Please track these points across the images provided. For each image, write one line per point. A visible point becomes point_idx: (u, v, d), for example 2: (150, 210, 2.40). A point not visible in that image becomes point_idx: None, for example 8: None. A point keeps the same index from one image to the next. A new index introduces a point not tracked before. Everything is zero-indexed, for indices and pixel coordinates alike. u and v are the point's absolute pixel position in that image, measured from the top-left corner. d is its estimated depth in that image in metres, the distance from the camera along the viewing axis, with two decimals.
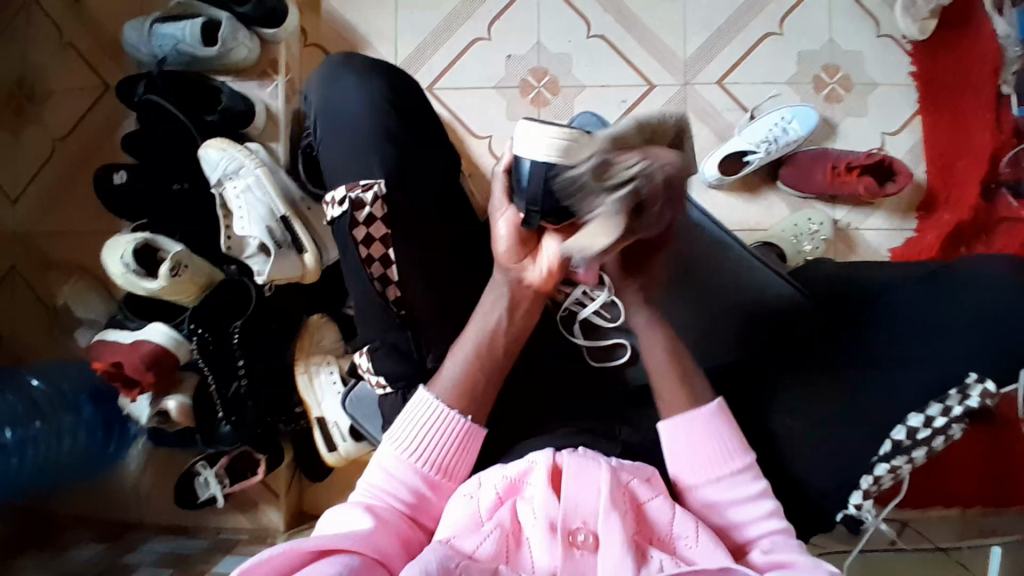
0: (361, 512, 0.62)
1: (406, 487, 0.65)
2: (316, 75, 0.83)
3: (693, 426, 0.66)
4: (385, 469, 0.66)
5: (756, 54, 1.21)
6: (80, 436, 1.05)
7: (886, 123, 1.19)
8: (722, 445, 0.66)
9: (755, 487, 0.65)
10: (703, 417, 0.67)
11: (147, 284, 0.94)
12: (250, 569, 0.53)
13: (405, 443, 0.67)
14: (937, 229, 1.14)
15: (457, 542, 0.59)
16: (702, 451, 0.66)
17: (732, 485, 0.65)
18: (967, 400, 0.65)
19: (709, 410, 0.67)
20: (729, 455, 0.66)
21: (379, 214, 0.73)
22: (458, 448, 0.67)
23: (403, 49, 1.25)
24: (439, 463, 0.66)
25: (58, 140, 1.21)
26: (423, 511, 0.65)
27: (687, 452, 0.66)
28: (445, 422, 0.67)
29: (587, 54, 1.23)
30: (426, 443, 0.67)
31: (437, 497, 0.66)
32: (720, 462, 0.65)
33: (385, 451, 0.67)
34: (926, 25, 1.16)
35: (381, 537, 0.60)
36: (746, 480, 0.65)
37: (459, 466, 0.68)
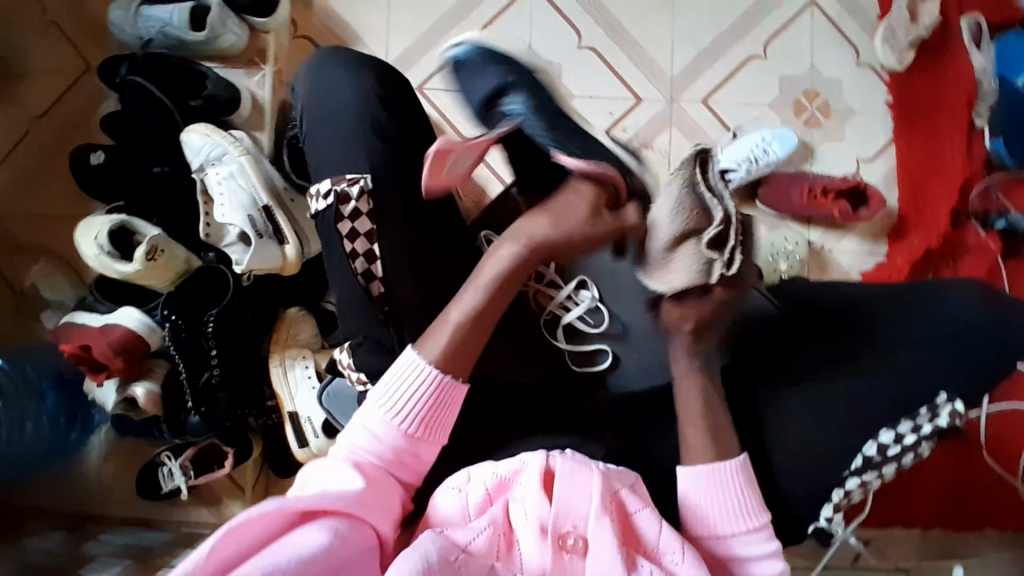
0: (347, 475, 0.62)
1: (389, 446, 0.66)
2: (304, 67, 0.82)
3: (714, 482, 0.66)
4: (368, 430, 0.66)
5: (741, 76, 1.25)
6: (42, 421, 1.02)
7: (861, 148, 1.24)
8: (739, 500, 0.66)
9: (768, 544, 0.66)
10: (725, 471, 0.66)
11: (121, 267, 0.93)
12: (239, 528, 0.52)
13: (387, 403, 0.66)
14: (906, 254, 1.17)
15: (450, 534, 0.60)
16: (717, 504, 0.66)
17: (747, 541, 0.66)
18: (936, 418, 0.69)
19: (732, 465, 0.67)
20: (750, 510, 0.66)
21: (365, 209, 0.73)
22: (443, 410, 0.67)
23: (394, 48, 1.26)
24: (420, 426, 0.66)
25: (34, 119, 1.18)
26: (405, 469, 0.67)
27: (705, 502, 0.66)
28: (432, 385, 0.66)
29: (577, 65, 1.25)
30: (408, 404, 0.66)
31: (419, 456, 0.67)
32: (740, 517, 0.66)
33: (369, 410, 0.67)
34: (904, 57, 1.21)
35: (368, 496, 0.61)
36: (761, 537, 0.66)
37: (442, 426, 0.68)
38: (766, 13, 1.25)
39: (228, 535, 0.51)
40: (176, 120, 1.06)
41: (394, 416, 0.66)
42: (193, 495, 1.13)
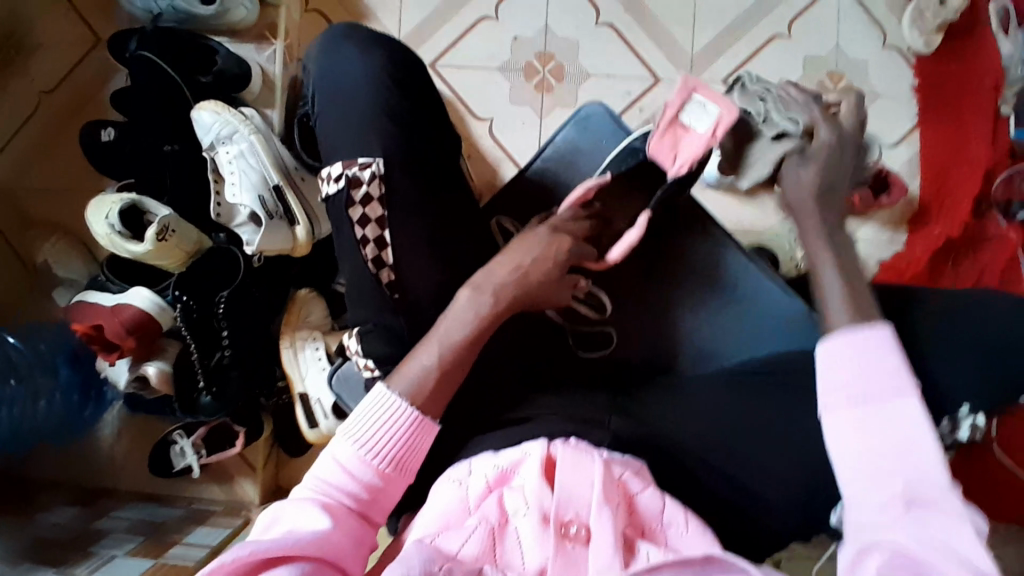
0: (311, 512, 0.61)
1: (359, 481, 0.64)
2: (316, 44, 0.79)
3: (867, 345, 0.61)
4: (338, 463, 0.64)
5: (764, 55, 1.21)
6: (57, 397, 1.02)
7: (884, 133, 1.20)
8: (889, 367, 0.60)
9: (917, 415, 0.58)
10: (867, 339, 0.61)
11: (131, 248, 0.92)
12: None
13: (355, 435, 0.65)
14: (926, 243, 1.13)
15: (441, 540, 0.61)
16: (865, 367, 0.60)
17: (887, 409, 0.58)
18: (959, 431, 0.72)
19: (878, 333, 0.61)
20: (900, 377, 0.59)
21: (377, 194, 0.72)
22: (410, 441, 0.66)
23: (407, 24, 1.23)
24: (390, 457, 0.65)
25: (44, 94, 1.17)
26: (376, 506, 0.65)
27: (854, 368, 0.61)
28: (398, 418, 0.65)
29: (594, 42, 1.22)
30: (382, 441, 0.65)
31: (390, 492, 0.65)
32: (880, 381, 0.59)
33: (336, 442, 0.66)
34: (931, 40, 1.16)
35: (335, 539, 0.60)
36: (906, 404, 0.58)
37: (411, 458, 0.66)
38: None
39: None
40: (185, 94, 1.04)
41: (363, 449, 0.64)
42: (204, 472, 1.15)
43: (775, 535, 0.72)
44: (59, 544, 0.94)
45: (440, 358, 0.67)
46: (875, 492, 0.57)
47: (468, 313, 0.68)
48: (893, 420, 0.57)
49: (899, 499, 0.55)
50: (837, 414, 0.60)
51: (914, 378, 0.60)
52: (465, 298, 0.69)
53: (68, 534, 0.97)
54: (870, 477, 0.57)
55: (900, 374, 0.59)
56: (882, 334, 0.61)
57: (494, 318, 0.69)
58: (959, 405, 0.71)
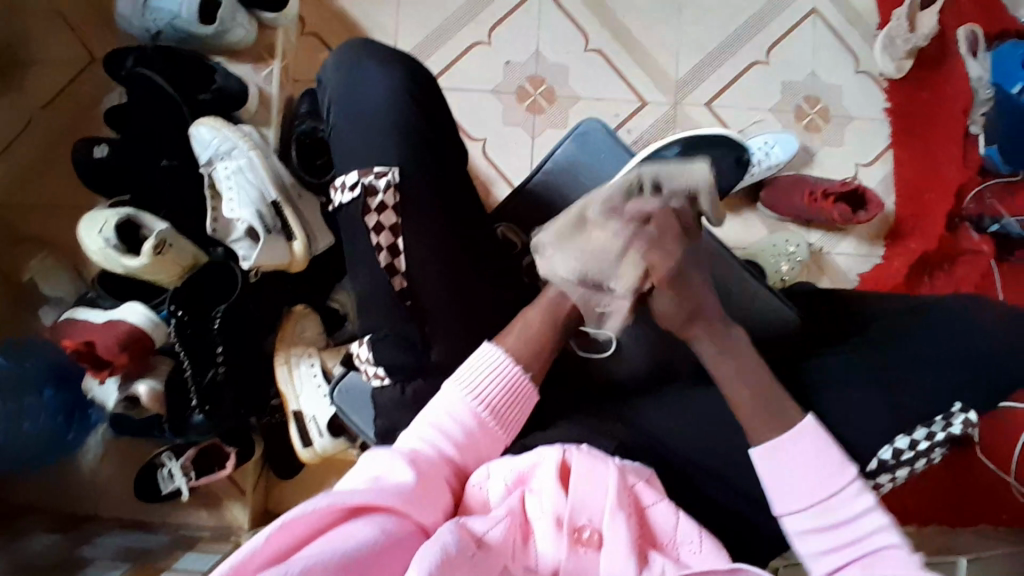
0: (398, 465, 0.61)
1: (462, 428, 0.68)
2: (331, 60, 0.82)
3: (798, 442, 0.68)
4: (444, 411, 0.69)
5: (744, 81, 1.27)
6: (41, 418, 0.98)
7: (861, 153, 1.26)
8: (820, 467, 0.67)
9: (863, 500, 0.66)
10: (805, 435, 0.68)
11: (127, 262, 0.91)
12: (289, 522, 0.48)
13: (465, 384, 0.70)
14: (903, 256, 1.19)
15: (469, 521, 0.59)
16: (807, 471, 0.67)
17: (838, 504, 0.66)
18: (950, 427, 0.72)
19: (807, 423, 0.69)
20: (834, 473, 0.67)
21: (391, 203, 0.73)
22: (511, 396, 0.71)
23: (402, 48, 1.26)
24: (495, 407, 0.70)
25: (33, 109, 1.16)
26: (466, 460, 0.67)
27: (794, 469, 0.67)
28: (503, 373, 0.71)
29: (584, 67, 1.26)
30: (485, 389, 0.70)
31: (484, 441, 0.69)
32: (818, 484, 0.66)
33: (444, 392, 0.70)
34: (902, 65, 1.23)
35: (422, 494, 0.59)
36: (852, 496, 0.66)
37: (510, 412, 0.71)
38: (770, 20, 1.28)
39: (274, 527, 0.48)
40: (183, 112, 1.04)
41: (472, 396, 0.69)
42: (192, 495, 1.12)
43: (780, 537, 0.73)
44: (38, 572, 0.89)
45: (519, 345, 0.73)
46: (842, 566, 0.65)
47: (530, 321, 0.75)
48: (844, 515, 0.66)
49: (861, 570, 0.64)
50: (792, 517, 0.67)
51: (851, 467, 0.67)
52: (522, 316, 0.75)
53: (51, 560, 0.92)
54: (833, 555, 0.66)
55: (840, 469, 0.67)
56: (810, 425, 0.69)
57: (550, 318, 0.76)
58: (950, 402, 0.72)
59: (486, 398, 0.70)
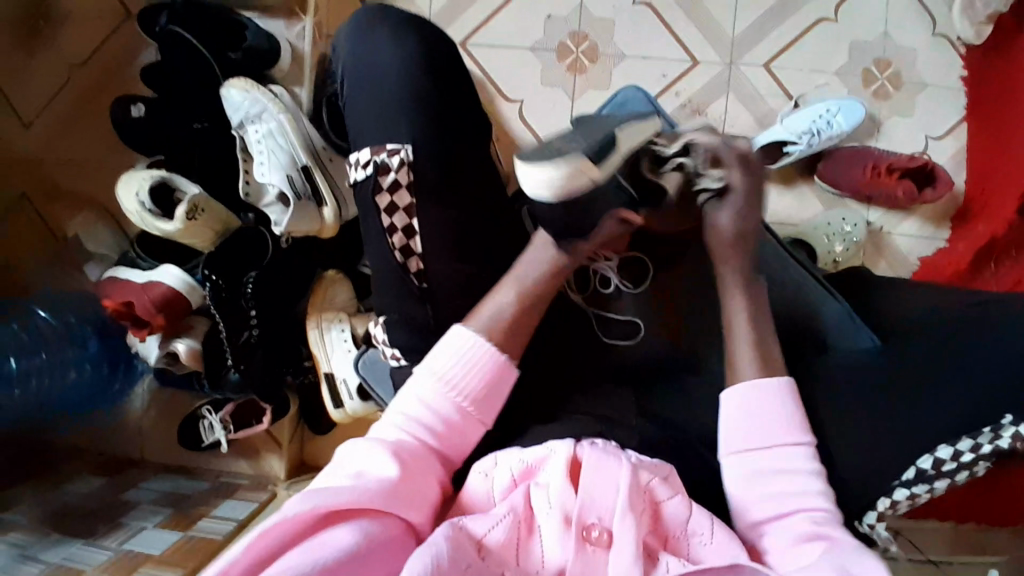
0: (383, 456, 0.62)
1: (439, 417, 0.67)
2: (345, 28, 0.79)
3: (761, 394, 0.66)
4: (420, 400, 0.67)
5: (807, 40, 1.16)
6: (87, 369, 1.03)
7: (931, 126, 1.14)
8: (781, 419, 0.65)
9: (810, 465, 0.64)
10: (770, 386, 0.66)
11: (163, 225, 0.92)
12: (271, 529, 0.53)
13: (440, 374, 0.68)
14: (967, 240, 1.10)
15: (467, 522, 0.60)
16: (766, 419, 0.65)
17: (787, 458, 0.64)
18: (998, 440, 0.64)
19: (779, 381, 0.67)
20: (786, 425, 0.65)
21: (405, 181, 0.72)
22: (490, 384, 0.68)
23: (437, 0, 1.19)
24: (473, 397, 0.68)
25: (72, 66, 1.17)
26: (446, 448, 0.67)
27: (753, 415, 0.66)
28: (480, 360, 0.68)
29: (630, 23, 1.18)
30: (463, 380, 0.68)
31: (465, 429, 0.68)
32: (781, 427, 0.65)
33: (420, 380, 0.68)
34: (982, 29, 1.10)
35: (407, 487, 0.61)
36: (802, 455, 0.65)
37: (491, 400, 0.69)
38: None
39: (256, 535, 0.52)
40: (215, 73, 1.02)
41: (447, 387, 0.67)
42: (231, 447, 1.18)
43: None
44: (84, 514, 0.95)
45: (517, 298, 0.70)
46: (789, 526, 0.62)
47: (507, 301, 0.70)
48: (789, 462, 0.64)
49: (809, 533, 0.61)
50: (738, 456, 0.65)
51: (807, 434, 0.66)
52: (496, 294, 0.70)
53: (96, 504, 0.99)
54: (778, 513, 0.63)
55: (796, 427, 0.65)
56: (782, 386, 0.67)
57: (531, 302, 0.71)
58: (999, 414, 0.65)
59: (464, 388, 0.68)
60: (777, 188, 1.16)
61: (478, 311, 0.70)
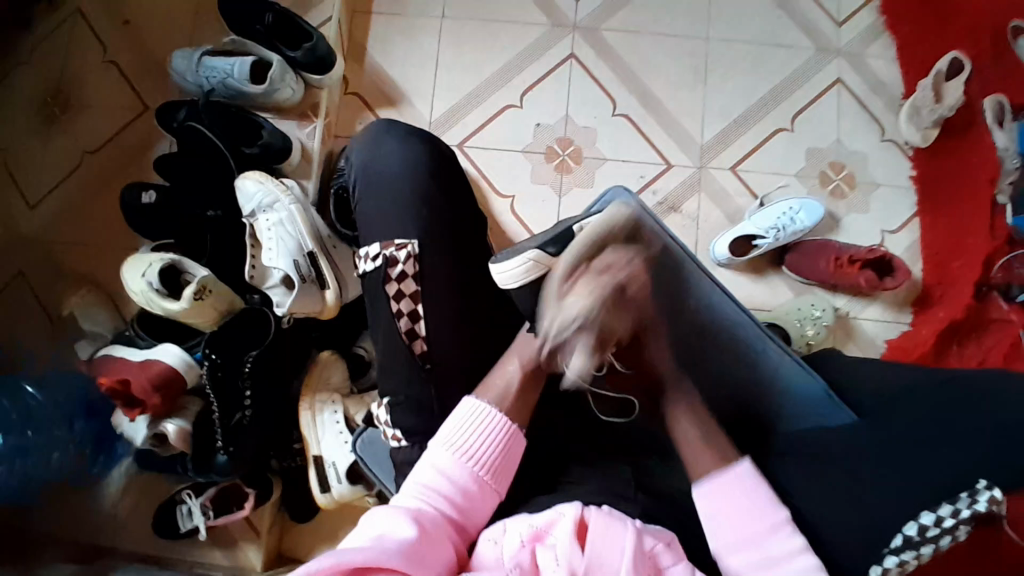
0: (402, 520, 0.64)
1: (457, 484, 0.70)
2: (361, 135, 0.90)
3: (733, 484, 0.69)
4: (437, 468, 0.70)
5: (768, 146, 1.30)
6: (70, 450, 1.02)
7: (885, 221, 1.26)
8: (758, 501, 0.68)
9: (793, 542, 0.66)
10: (737, 478, 0.70)
11: (168, 305, 0.95)
12: None
13: (455, 442, 0.72)
14: (931, 325, 1.18)
15: None
16: (737, 511, 0.68)
17: (773, 550, 0.65)
18: (976, 504, 0.62)
19: (741, 470, 0.70)
20: (759, 515, 0.67)
21: (411, 271, 0.79)
22: (502, 448, 0.73)
23: (438, 107, 1.32)
24: (487, 463, 0.72)
25: (88, 153, 1.24)
26: (464, 519, 0.69)
27: (730, 509, 0.68)
28: (490, 426, 0.73)
29: (610, 130, 1.31)
30: (477, 446, 0.72)
31: (481, 497, 0.71)
32: (755, 513, 0.67)
33: (434, 450, 0.72)
34: (928, 133, 1.26)
35: (425, 546, 0.61)
36: (784, 534, 0.66)
37: (503, 466, 0.73)
38: (794, 89, 1.32)
39: None
40: (231, 164, 1.11)
41: (463, 454, 0.71)
42: (208, 537, 1.13)
43: None
44: None
45: (520, 370, 0.79)
46: None
47: (512, 372, 0.79)
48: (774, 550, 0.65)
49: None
50: None
51: (782, 508, 0.68)
52: (502, 365, 0.79)
53: None
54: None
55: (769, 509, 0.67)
56: (742, 470, 0.70)
57: (530, 377, 0.79)
58: None
59: (477, 455, 0.72)
60: (749, 277, 1.25)
61: (490, 385, 0.77)
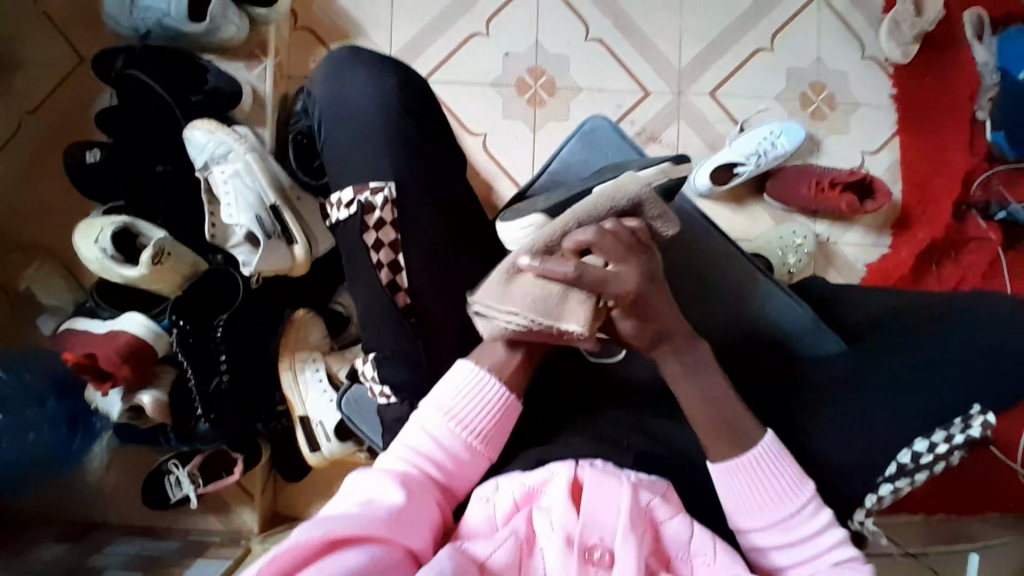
0: (388, 485, 0.62)
1: (446, 450, 0.67)
2: (319, 71, 0.82)
3: (760, 460, 0.64)
4: (426, 433, 0.68)
5: (748, 68, 1.24)
6: (45, 430, 0.96)
7: (866, 142, 1.24)
8: (784, 477, 0.64)
9: (820, 518, 0.63)
10: (757, 457, 0.64)
11: (124, 272, 0.89)
12: (274, 559, 0.51)
13: (446, 408, 0.69)
14: (913, 246, 1.18)
15: (470, 547, 0.60)
16: (764, 489, 0.64)
17: (796, 522, 0.63)
18: (969, 429, 0.64)
19: (767, 443, 0.65)
20: (787, 493, 0.64)
21: (389, 219, 0.73)
22: (495, 414, 0.70)
23: (397, 39, 1.22)
24: (479, 430, 0.69)
25: (28, 115, 1.13)
26: (451, 482, 0.68)
27: (752, 486, 0.64)
28: (483, 393, 0.69)
29: (585, 56, 1.23)
30: (468, 413, 0.69)
31: (472, 463, 0.69)
32: (777, 496, 0.63)
33: (425, 414, 0.69)
34: (909, 49, 1.21)
35: (412, 513, 0.60)
36: (810, 512, 0.64)
37: (495, 431, 0.70)
38: (773, 5, 1.25)
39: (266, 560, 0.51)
40: (178, 115, 1.02)
41: (455, 421, 0.68)
42: (202, 502, 1.12)
43: None
44: None
45: (515, 337, 0.72)
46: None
47: (505, 340, 0.72)
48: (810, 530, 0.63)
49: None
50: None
51: (808, 483, 0.64)
52: (493, 333, 0.72)
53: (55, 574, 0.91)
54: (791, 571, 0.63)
55: (796, 487, 0.64)
56: (771, 442, 0.65)
57: (531, 333, 0.73)
58: (969, 403, 0.65)
59: (470, 423, 0.69)
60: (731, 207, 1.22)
61: (486, 349, 0.72)
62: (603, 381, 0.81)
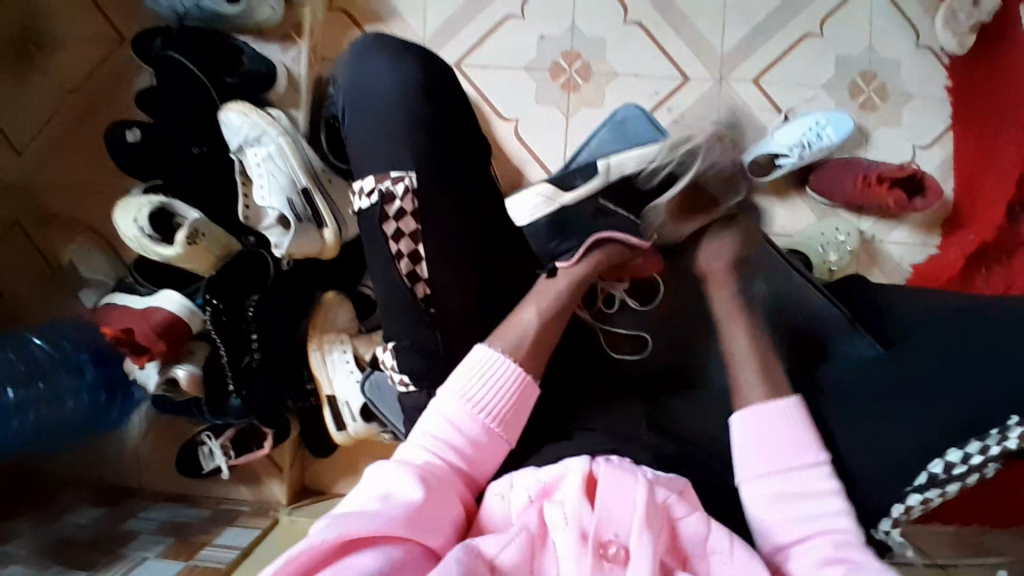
0: (409, 478, 0.62)
1: (467, 438, 0.67)
2: (347, 57, 0.82)
3: (783, 418, 0.65)
4: (446, 421, 0.67)
5: (794, 55, 1.19)
6: (84, 397, 1.01)
7: (917, 135, 1.17)
8: (795, 440, 0.64)
9: (826, 486, 0.63)
10: (779, 411, 0.66)
11: (161, 250, 0.92)
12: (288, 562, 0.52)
13: (466, 395, 0.68)
14: (960, 246, 1.12)
15: (481, 543, 0.59)
16: (772, 443, 0.64)
17: (800, 483, 0.63)
18: (1006, 441, 0.61)
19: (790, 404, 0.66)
20: (805, 450, 0.64)
21: (410, 208, 0.74)
22: (515, 399, 0.69)
23: (431, 21, 1.21)
24: (500, 416, 0.68)
25: (68, 91, 1.16)
26: (473, 469, 0.67)
27: (765, 441, 0.65)
28: (503, 378, 0.69)
29: (622, 41, 1.20)
30: (489, 399, 0.68)
31: (493, 449, 0.68)
32: (798, 453, 0.64)
33: (446, 403, 0.68)
34: (965, 40, 1.13)
35: (430, 509, 0.60)
36: (818, 477, 0.63)
37: (515, 417, 0.70)
38: None
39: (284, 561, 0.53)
40: (213, 96, 1.03)
41: (475, 408, 0.68)
42: (232, 473, 1.16)
43: None
44: (83, 548, 0.92)
45: (540, 315, 0.73)
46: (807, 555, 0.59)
47: (530, 320, 0.73)
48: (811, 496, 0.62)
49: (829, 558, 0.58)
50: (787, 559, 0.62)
51: (824, 450, 0.64)
52: (519, 314, 0.73)
53: (93, 535, 0.96)
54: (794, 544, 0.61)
55: (810, 450, 0.64)
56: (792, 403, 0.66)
57: (555, 321, 0.74)
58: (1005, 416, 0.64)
59: (490, 408, 0.68)
60: (770, 200, 1.18)
61: (505, 332, 0.72)
62: (625, 378, 0.79)
